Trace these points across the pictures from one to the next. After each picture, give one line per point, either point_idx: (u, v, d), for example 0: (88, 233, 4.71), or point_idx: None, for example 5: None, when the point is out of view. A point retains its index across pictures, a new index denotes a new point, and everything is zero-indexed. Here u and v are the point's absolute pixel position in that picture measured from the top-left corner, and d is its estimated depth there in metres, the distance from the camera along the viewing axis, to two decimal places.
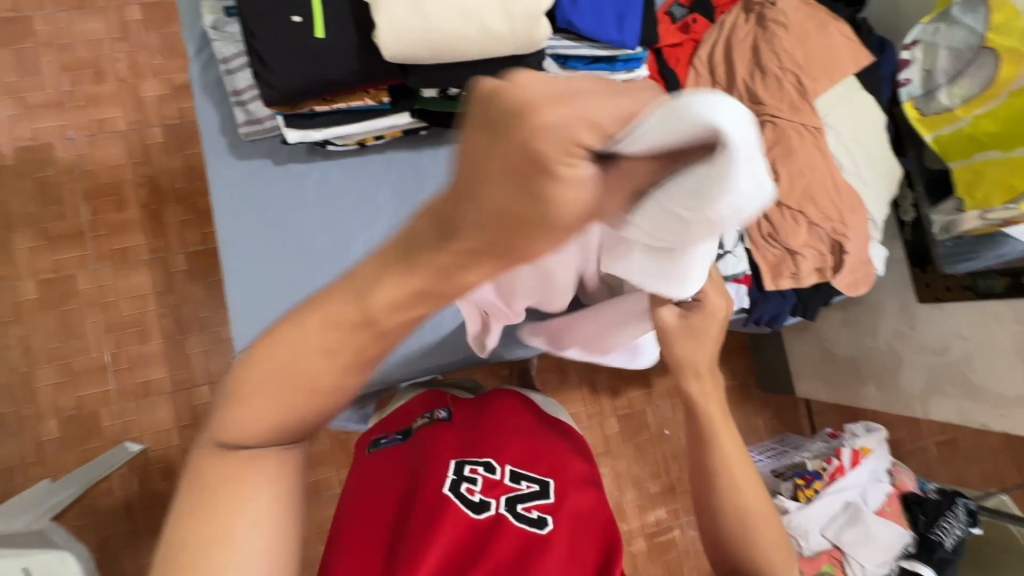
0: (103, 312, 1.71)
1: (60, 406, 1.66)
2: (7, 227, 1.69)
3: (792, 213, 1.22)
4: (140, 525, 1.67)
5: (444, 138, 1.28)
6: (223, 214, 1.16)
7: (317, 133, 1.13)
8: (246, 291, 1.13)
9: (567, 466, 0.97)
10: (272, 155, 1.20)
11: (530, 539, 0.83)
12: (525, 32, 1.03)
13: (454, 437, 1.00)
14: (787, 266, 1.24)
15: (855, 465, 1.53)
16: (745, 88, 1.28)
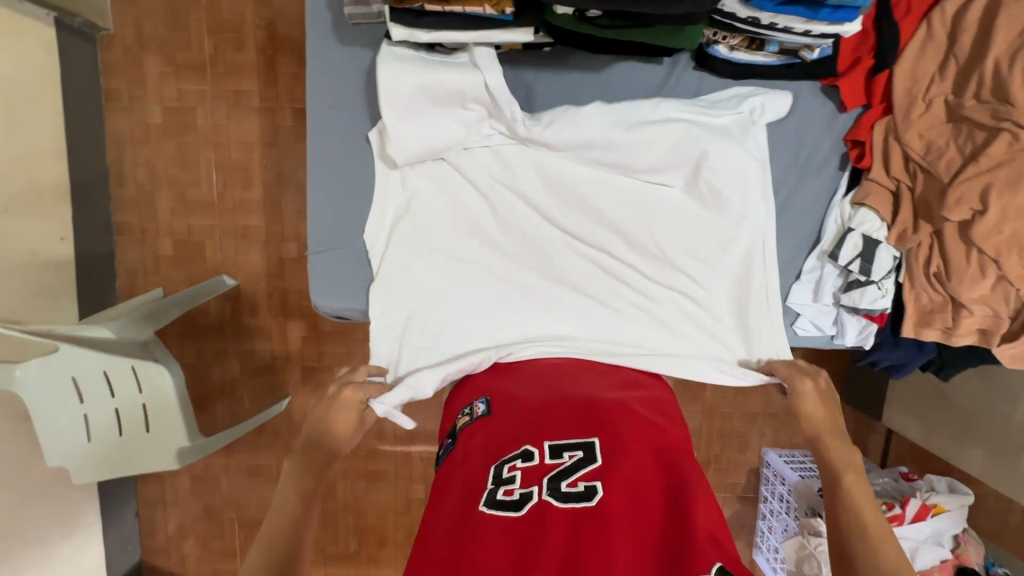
0: (215, 151, 1.80)
1: (174, 229, 1.84)
2: (141, 46, 1.75)
3: (981, 259, 0.96)
4: (228, 346, 1.92)
5: (569, 61, 1.07)
6: (317, 106, 1.08)
7: (425, 37, 0.91)
8: (327, 194, 1.10)
9: (613, 423, 0.80)
10: (373, 44, 1.05)
11: (584, 520, 0.66)
12: None
13: (486, 432, 0.83)
14: (942, 316, 1.01)
15: (916, 520, 1.37)
16: (993, 72, 0.92)
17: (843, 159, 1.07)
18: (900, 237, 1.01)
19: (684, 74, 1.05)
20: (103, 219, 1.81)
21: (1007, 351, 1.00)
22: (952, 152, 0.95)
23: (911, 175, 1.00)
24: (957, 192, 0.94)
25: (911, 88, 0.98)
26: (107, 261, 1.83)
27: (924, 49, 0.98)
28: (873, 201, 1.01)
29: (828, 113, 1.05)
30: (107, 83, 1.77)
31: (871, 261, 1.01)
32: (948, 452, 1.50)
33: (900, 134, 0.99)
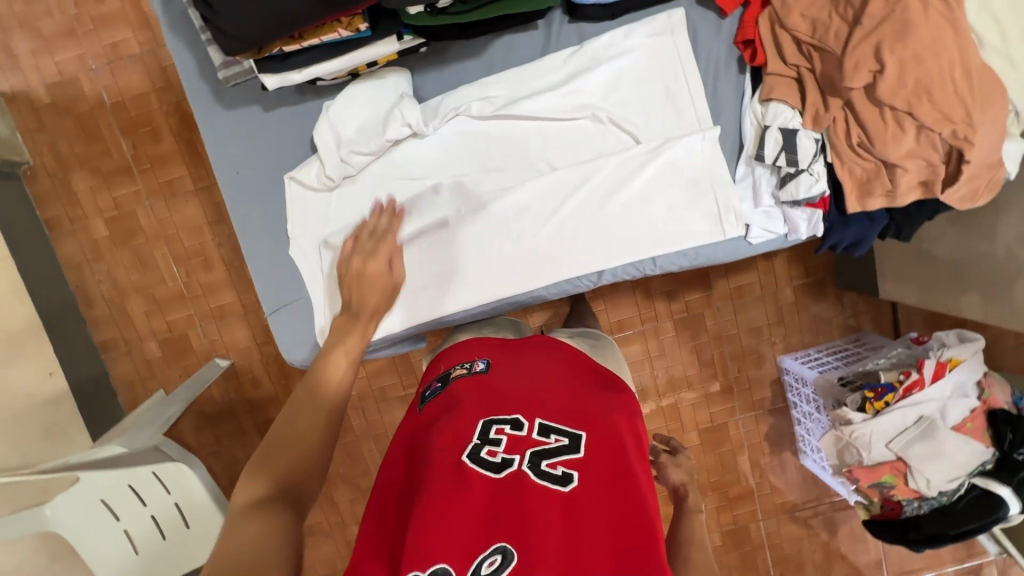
0: (167, 244, 1.81)
1: (156, 329, 1.86)
2: (63, 167, 1.76)
3: (896, 115, 0.94)
4: (244, 424, 1.95)
5: (450, 54, 1.07)
6: (227, 175, 1.08)
7: (296, 77, 0.92)
8: (264, 255, 1.10)
9: (604, 418, 0.84)
10: (261, 100, 1.06)
11: (554, 497, 0.71)
12: (552, 101, 1.04)
13: (480, 391, 0.88)
14: (879, 182, 1.00)
15: (936, 379, 1.39)
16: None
17: (741, 63, 1.06)
18: (815, 119, 1.00)
19: (562, 31, 1.05)
20: (85, 343, 1.83)
21: (953, 195, 0.97)
22: (836, 23, 0.94)
23: (808, 58, 0.99)
24: (854, 58, 0.92)
25: None
26: (102, 380, 1.85)
27: None
28: (779, 93, 1.01)
29: (712, 24, 1.05)
30: (44, 213, 1.78)
31: (795, 150, 1.01)
32: (947, 304, 1.45)
33: (783, 20, 0.98)
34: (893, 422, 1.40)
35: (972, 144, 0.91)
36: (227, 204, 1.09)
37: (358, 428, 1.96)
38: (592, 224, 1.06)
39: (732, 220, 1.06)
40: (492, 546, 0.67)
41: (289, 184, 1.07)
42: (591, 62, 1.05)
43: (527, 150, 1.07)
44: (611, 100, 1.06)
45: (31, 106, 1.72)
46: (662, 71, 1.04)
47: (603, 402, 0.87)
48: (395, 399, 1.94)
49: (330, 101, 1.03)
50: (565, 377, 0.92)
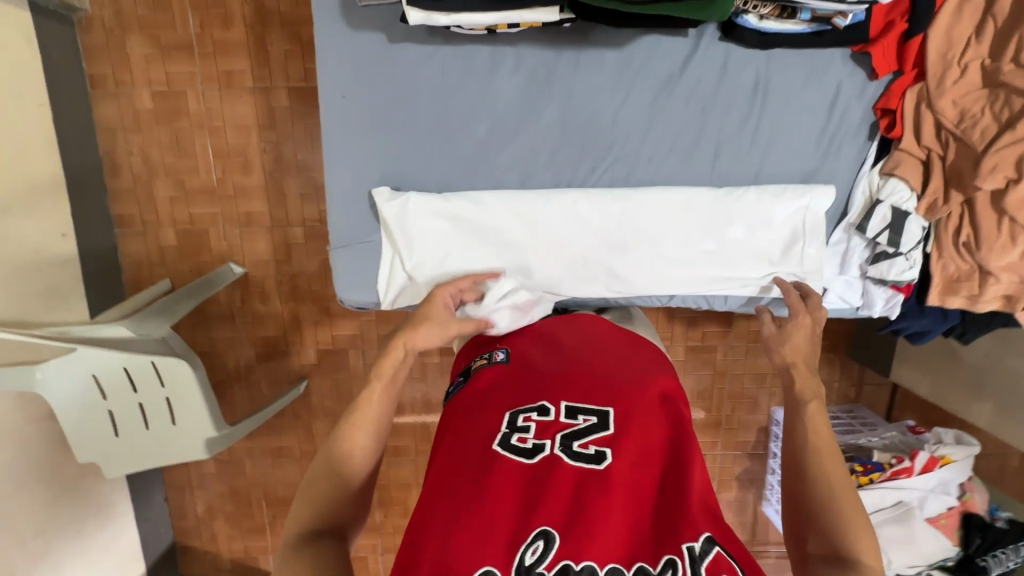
0: (211, 136, 1.74)
1: (177, 218, 1.80)
2: (122, 27, 1.66)
3: (1012, 229, 1.00)
4: (241, 335, 1.92)
5: (591, 37, 1.02)
6: (330, 95, 1.03)
7: (444, 20, 0.87)
8: (343, 189, 1.08)
9: (627, 389, 0.87)
10: (386, 29, 1.00)
11: (590, 480, 0.76)
12: (670, 117, 1.06)
13: (505, 376, 0.91)
14: (968, 285, 1.08)
15: (925, 471, 1.44)
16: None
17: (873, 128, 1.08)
18: (929, 208, 1.06)
19: (710, 47, 1.02)
20: (102, 212, 1.77)
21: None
22: (987, 119, 0.98)
23: (943, 143, 1.03)
24: (993, 160, 0.97)
25: (943, 52, 0.99)
26: (110, 254, 1.80)
27: (959, 11, 0.98)
28: (902, 171, 1.05)
29: (858, 82, 1.05)
30: (91, 69, 1.69)
31: (899, 233, 1.06)
32: (955, 406, 1.49)
33: (931, 102, 1.01)
34: (873, 500, 1.45)
35: None
36: (324, 129, 1.05)
37: (354, 368, 1.95)
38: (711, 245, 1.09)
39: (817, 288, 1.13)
40: (533, 532, 0.71)
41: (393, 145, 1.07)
42: (717, 82, 1.04)
43: (633, 150, 1.07)
44: (741, 128, 1.06)
45: None
46: (784, 124, 1.07)
47: (628, 374, 0.90)
48: None
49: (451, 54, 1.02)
50: (594, 352, 0.95)
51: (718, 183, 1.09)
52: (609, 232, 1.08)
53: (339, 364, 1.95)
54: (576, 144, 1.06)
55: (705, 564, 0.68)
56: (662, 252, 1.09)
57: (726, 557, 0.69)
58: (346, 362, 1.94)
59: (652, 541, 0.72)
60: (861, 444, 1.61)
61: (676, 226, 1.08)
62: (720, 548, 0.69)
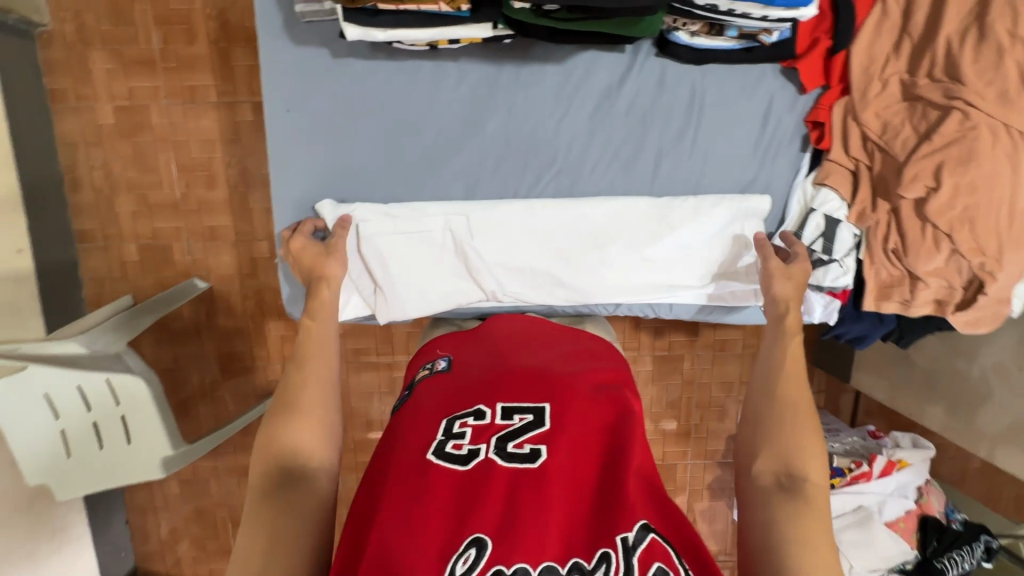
0: (174, 151, 1.74)
1: (139, 233, 1.79)
2: (84, 42, 1.66)
3: (936, 234, 1.04)
4: (205, 351, 1.89)
5: (531, 52, 1.05)
6: (273, 109, 1.03)
7: (381, 36, 0.88)
8: (291, 202, 1.08)
9: (564, 387, 0.89)
10: (330, 45, 1.02)
11: (525, 476, 0.77)
12: (610, 127, 1.08)
13: (447, 387, 0.93)
14: (900, 289, 1.12)
15: (883, 475, 1.47)
16: (945, 52, 0.99)
17: (805, 140, 1.12)
18: (859, 216, 1.10)
19: (645, 62, 1.05)
20: (62, 228, 1.74)
21: (961, 318, 1.10)
22: (908, 131, 1.02)
23: (869, 155, 1.07)
24: (913, 170, 1.01)
25: (865, 68, 1.04)
26: (70, 270, 1.77)
27: (880, 29, 1.03)
28: (833, 181, 1.09)
29: (789, 96, 1.09)
30: (51, 84, 1.68)
31: (832, 240, 1.10)
32: (911, 411, 1.52)
33: (857, 115, 1.05)
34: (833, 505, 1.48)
35: (995, 277, 1.04)
36: (269, 142, 1.05)
37: None
38: (653, 251, 1.12)
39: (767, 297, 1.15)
40: (465, 541, 0.71)
41: (332, 154, 1.06)
42: (655, 94, 1.07)
43: (575, 161, 1.10)
44: (681, 138, 1.09)
45: None
46: (725, 132, 1.10)
47: (565, 372, 0.93)
48: (364, 363, 1.92)
49: (397, 67, 1.03)
50: (534, 356, 0.98)
51: (658, 191, 1.12)
52: (555, 239, 1.10)
53: None
54: (519, 155, 1.08)
55: (639, 554, 0.69)
56: (612, 257, 1.11)
57: (661, 542, 0.71)
58: None
59: (591, 532, 0.73)
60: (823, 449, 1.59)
61: (628, 226, 1.11)
62: (654, 535, 0.71)
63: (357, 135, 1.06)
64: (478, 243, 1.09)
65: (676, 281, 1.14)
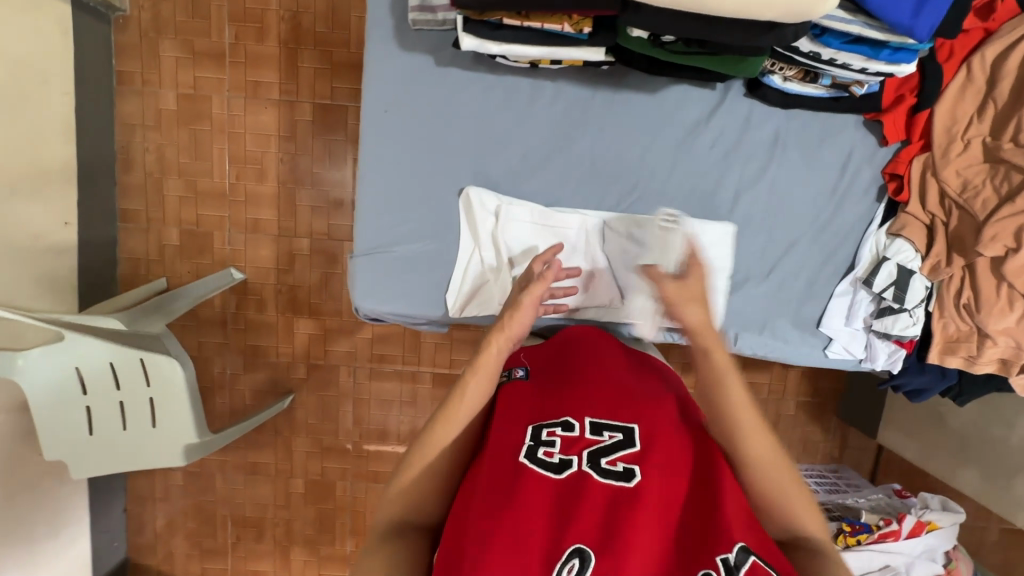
0: (230, 142, 1.76)
1: (183, 219, 1.80)
2: (158, 30, 1.71)
3: (1010, 293, 1.07)
4: (230, 343, 1.88)
5: (627, 80, 1.07)
6: (373, 107, 1.05)
7: (495, 50, 0.90)
8: (376, 198, 1.08)
9: (650, 408, 0.89)
10: (434, 53, 1.04)
11: (621, 494, 0.77)
12: (694, 157, 1.10)
13: (529, 393, 0.93)
14: (967, 345, 1.12)
15: (912, 536, 1.44)
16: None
17: (880, 189, 1.15)
18: (932, 268, 1.12)
19: (735, 101, 1.08)
20: (108, 206, 1.76)
21: (1021, 380, 1.12)
22: (987, 193, 1.06)
23: (946, 212, 1.11)
24: (993, 230, 1.04)
25: (949, 127, 1.07)
26: (110, 248, 1.78)
27: (964, 92, 1.07)
28: (909, 232, 1.12)
29: (870, 146, 1.12)
30: (120, 66, 1.72)
31: (905, 290, 1.11)
32: (942, 472, 1.51)
33: (937, 171, 1.09)
34: (861, 562, 1.42)
35: None
36: (363, 138, 1.07)
37: (342, 386, 1.91)
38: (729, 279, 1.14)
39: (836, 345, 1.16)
40: (567, 551, 0.71)
41: (422, 156, 1.08)
42: (739, 133, 1.10)
43: (658, 190, 1.12)
44: (762, 176, 1.12)
45: None
46: (808, 172, 1.12)
47: (648, 393, 0.93)
48: (387, 370, 1.91)
49: (497, 80, 1.06)
50: (616, 370, 0.97)
51: (736, 225, 1.14)
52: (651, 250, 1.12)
53: (328, 381, 1.91)
54: (604, 177, 1.11)
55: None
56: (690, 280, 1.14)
57: (762, 565, 0.71)
58: (335, 378, 1.91)
59: (688, 551, 0.74)
60: (849, 504, 1.61)
61: (711, 250, 1.13)
62: (755, 559, 0.71)
63: (451, 140, 1.07)
64: (559, 254, 1.11)
65: (749, 315, 1.15)
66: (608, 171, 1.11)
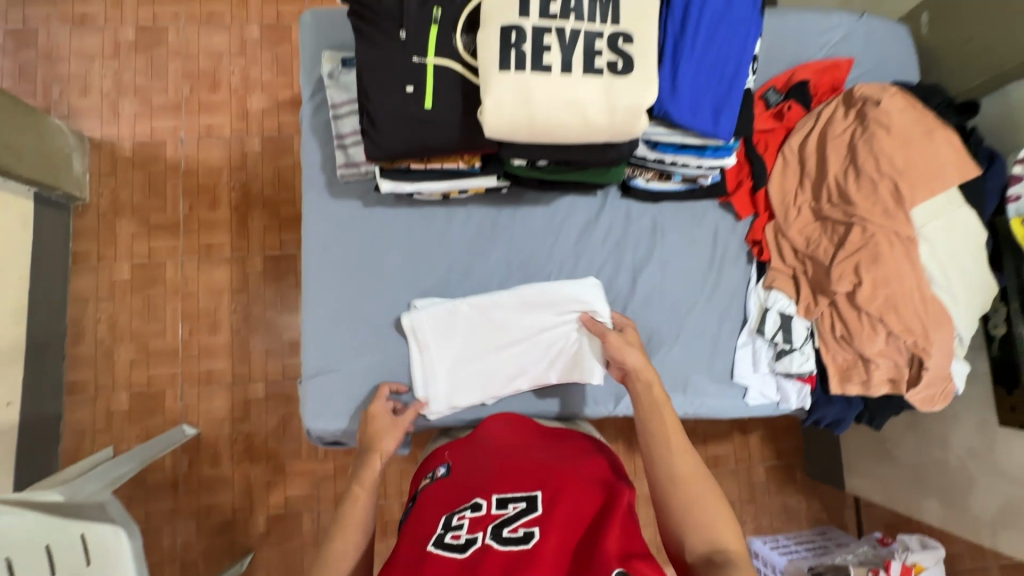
0: (183, 300, 1.86)
1: (134, 381, 1.80)
2: (116, 211, 1.88)
3: (870, 320, 1.21)
4: (182, 506, 1.78)
5: (525, 198, 1.28)
6: (311, 246, 1.20)
7: (409, 187, 1.11)
8: (318, 324, 1.19)
9: (556, 472, 0.93)
10: (361, 198, 1.22)
11: (519, 559, 0.78)
12: (590, 247, 1.29)
13: (447, 485, 0.97)
14: (856, 371, 1.25)
15: None
16: (836, 184, 1.25)
17: (750, 256, 1.35)
18: (807, 309, 1.28)
19: (615, 202, 1.30)
20: (54, 381, 1.75)
21: (915, 394, 1.23)
22: (826, 243, 1.25)
23: (803, 263, 1.29)
24: (839, 270, 1.22)
25: (783, 200, 1.30)
26: (53, 423, 1.73)
27: (785, 172, 1.32)
28: (779, 284, 1.29)
29: (729, 223, 1.34)
30: (77, 247, 1.84)
31: (790, 331, 1.27)
32: (910, 507, 1.54)
33: (784, 232, 1.30)
34: None
35: (929, 354, 1.19)
36: (303, 274, 1.20)
37: (305, 534, 1.80)
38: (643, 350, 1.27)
39: (754, 392, 1.28)
40: None
41: (356, 283, 1.21)
42: (626, 227, 1.31)
43: (566, 280, 1.27)
44: (653, 258, 1.30)
45: (112, 155, 1.90)
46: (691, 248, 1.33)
47: (558, 463, 0.97)
48: None
49: (416, 212, 1.24)
50: (530, 449, 1.03)
51: (639, 301, 1.29)
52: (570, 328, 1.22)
53: (291, 532, 1.80)
54: (520, 278, 1.26)
55: None
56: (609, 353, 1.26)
57: None
58: (298, 526, 1.80)
59: None
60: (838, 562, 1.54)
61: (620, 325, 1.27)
62: None
63: (381, 265, 1.22)
64: (487, 346, 1.21)
65: (670, 378, 1.27)
66: (519, 270, 1.26)
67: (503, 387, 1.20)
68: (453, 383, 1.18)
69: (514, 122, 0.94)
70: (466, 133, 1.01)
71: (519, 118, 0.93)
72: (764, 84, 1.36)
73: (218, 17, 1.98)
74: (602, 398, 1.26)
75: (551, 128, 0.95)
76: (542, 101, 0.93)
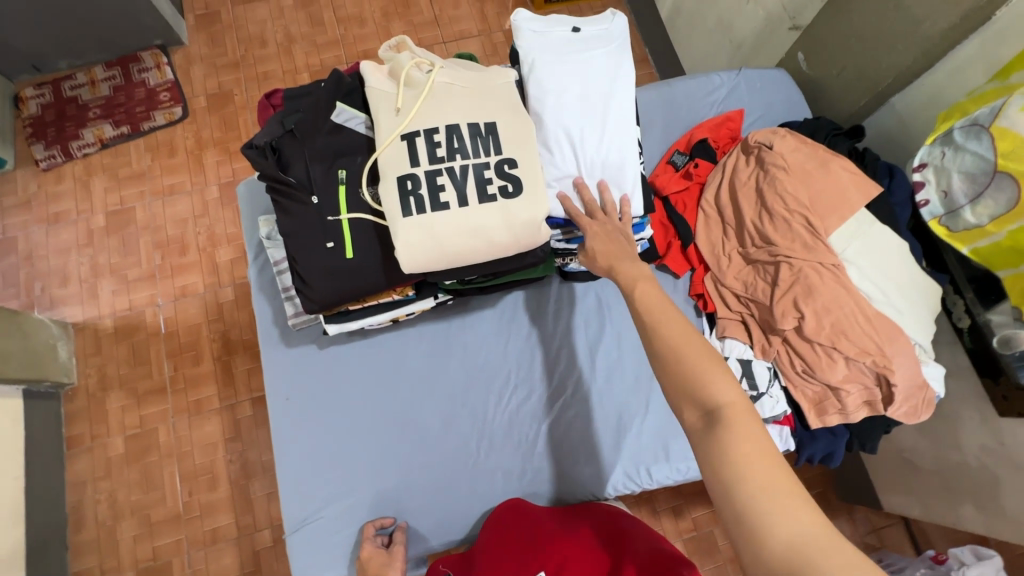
0: (179, 461, 1.86)
1: (140, 558, 1.77)
2: (104, 388, 1.92)
3: (826, 350, 1.23)
4: None
5: (471, 304, 1.34)
6: (275, 397, 1.24)
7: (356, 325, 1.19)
8: (294, 474, 1.20)
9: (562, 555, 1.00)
10: (316, 340, 1.27)
11: None
12: (541, 335, 1.34)
13: None
14: (830, 402, 1.25)
15: None
16: (755, 228, 1.33)
17: (697, 308, 1.43)
18: (763, 350, 1.31)
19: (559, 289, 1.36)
20: None
21: (896, 411, 1.22)
22: (762, 284, 1.30)
23: (747, 306, 1.34)
24: (781, 308, 1.25)
25: (713, 251, 1.39)
26: None
27: (709, 225, 1.41)
28: (731, 332, 1.34)
29: (671, 282, 1.44)
30: (70, 431, 1.87)
31: (753, 377, 1.30)
32: (948, 517, 1.45)
33: (722, 281, 1.36)
34: None
35: (892, 371, 1.18)
36: (272, 428, 1.22)
37: None
38: (615, 425, 1.29)
39: None
40: None
41: (324, 424, 1.23)
42: (572, 309, 1.36)
43: (525, 373, 1.31)
44: (605, 332, 1.35)
45: (95, 334, 1.97)
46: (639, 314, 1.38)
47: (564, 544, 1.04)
48: None
49: (371, 341, 1.29)
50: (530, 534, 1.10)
51: (601, 376, 1.32)
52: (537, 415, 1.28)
53: None
54: (480, 382, 1.29)
55: None
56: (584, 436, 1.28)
57: None
58: None
59: None
60: None
61: (586, 405, 1.30)
62: None
63: (345, 401, 1.24)
64: (463, 456, 1.24)
65: (649, 447, 1.28)
66: (479, 374, 1.29)
67: (484, 491, 1.23)
68: (437, 499, 1.22)
69: (427, 260, 1.03)
70: (391, 272, 1.10)
71: (429, 257, 1.03)
72: (668, 151, 1.50)
73: (179, 187, 2.14)
74: (590, 481, 1.27)
75: (462, 257, 1.05)
76: (447, 235, 1.02)
